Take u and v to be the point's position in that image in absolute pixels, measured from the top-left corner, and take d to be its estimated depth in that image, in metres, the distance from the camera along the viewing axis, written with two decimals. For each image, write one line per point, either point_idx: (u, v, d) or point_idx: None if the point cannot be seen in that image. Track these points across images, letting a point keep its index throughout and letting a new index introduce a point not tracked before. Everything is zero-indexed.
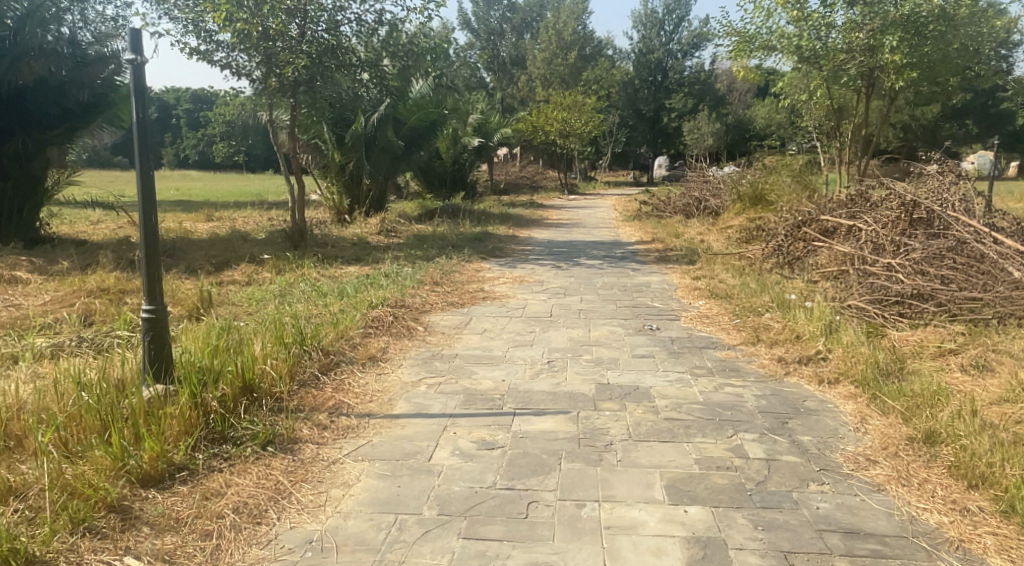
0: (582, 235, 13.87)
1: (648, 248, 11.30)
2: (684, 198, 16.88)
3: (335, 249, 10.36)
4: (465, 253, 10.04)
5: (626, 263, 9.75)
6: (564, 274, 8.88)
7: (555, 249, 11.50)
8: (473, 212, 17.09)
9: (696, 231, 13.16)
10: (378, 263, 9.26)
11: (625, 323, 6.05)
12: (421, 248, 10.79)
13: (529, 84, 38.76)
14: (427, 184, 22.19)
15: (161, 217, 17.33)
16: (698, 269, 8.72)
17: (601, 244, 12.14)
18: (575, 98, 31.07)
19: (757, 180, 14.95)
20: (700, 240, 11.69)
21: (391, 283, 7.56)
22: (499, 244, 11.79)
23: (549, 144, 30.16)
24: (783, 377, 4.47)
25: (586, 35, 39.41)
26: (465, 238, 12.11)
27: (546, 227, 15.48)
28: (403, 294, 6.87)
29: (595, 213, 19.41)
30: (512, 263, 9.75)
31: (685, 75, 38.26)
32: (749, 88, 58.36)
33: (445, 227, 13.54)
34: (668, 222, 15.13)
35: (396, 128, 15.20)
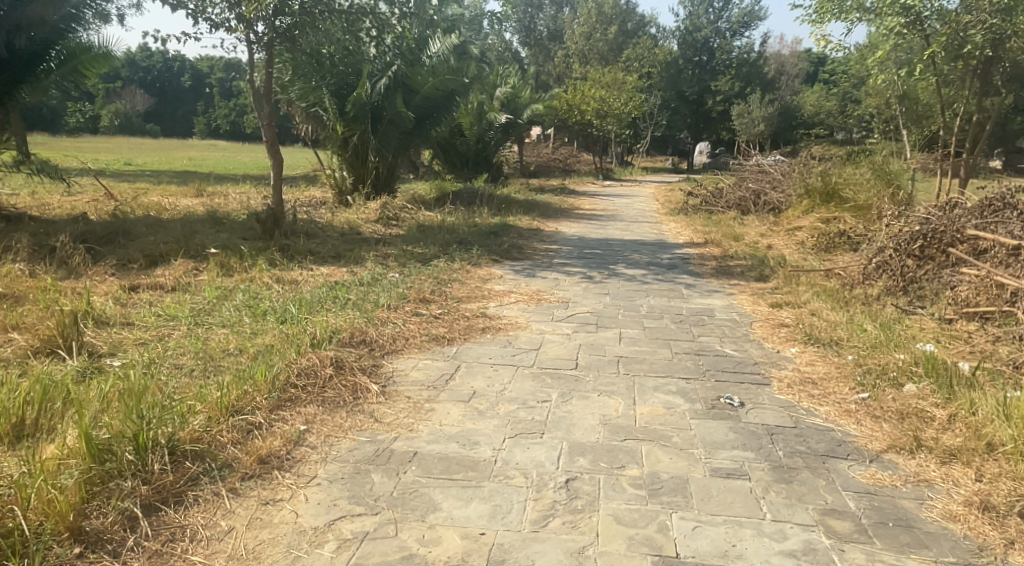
0: (619, 231, 11.78)
1: (701, 254, 9.20)
2: (738, 190, 14.62)
3: (315, 241, 8.45)
4: (473, 255, 8.04)
5: (675, 276, 7.69)
6: (596, 289, 6.85)
7: (587, 250, 9.46)
8: (495, 198, 15.02)
9: (759, 234, 10.99)
10: (360, 264, 7.32)
11: (689, 389, 3.99)
12: (421, 243, 8.84)
13: (566, 60, 36.49)
14: (448, 163, 20.21)
15: (147, 190, 15.56)
16: (775, 293, 6.61)
17: (643, 246, 10.05)
18: (614, 76, 28.86)
19: (829, 172, 12.70)
20: (765, 246, 9.57)
21: (361, 299, 5.57)
22: (519, 242, 9.77)
23: (585, 125, 27.96)
24: (1004, 557, 2.45)
25: (628, 9, 36.93)
26: (478, 232, 10.11)
27: (577, 219, 13.39)
28: (370, 320, 4.87)
29: (633, 204, 17.23)
30: (531, 269, 7.73)
31: (733, 55, 35.67)
32: (799, 72, 55.23)
33: (459, 217, 11.54)
34: (720, 219, 12.96)
35: (408, 99, 13.19)
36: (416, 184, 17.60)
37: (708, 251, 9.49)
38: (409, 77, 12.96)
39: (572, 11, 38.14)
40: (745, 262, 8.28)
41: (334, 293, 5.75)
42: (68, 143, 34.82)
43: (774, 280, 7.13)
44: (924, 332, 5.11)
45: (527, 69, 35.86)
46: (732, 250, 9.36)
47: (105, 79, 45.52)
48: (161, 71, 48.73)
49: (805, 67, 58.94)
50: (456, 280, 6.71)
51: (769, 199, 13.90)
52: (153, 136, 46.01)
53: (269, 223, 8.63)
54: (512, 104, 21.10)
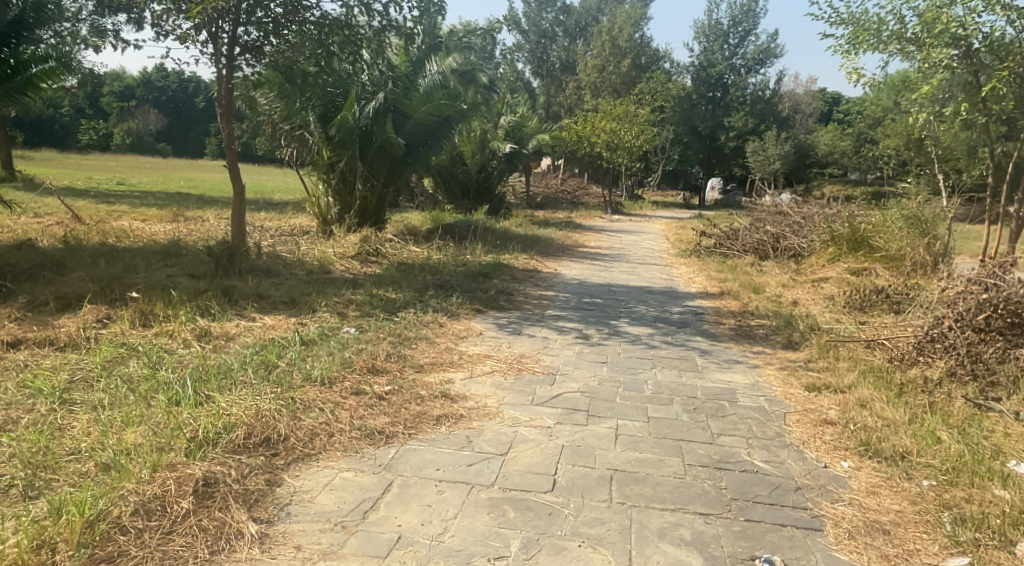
0: (624, 276, 10.63)
1: (716, 309, 8.04)
2: (755, 232, 13.49)
3: (272, 282, 7.36)
4: (452, 304, 6.93)
5: (686, 338, 6.52)
6: (593, 353, 5.67)
7: (585, 299, 8.30)
8: (493, 233, 13.93)
9: (780, 285, 9.85)
10: (314, 314, 6.20)
11: (709, 538, 2.90)
12: (395, 286, 7.73)
13: (578, 92, 35.75)
14: (449, 193, 19.08)
15: (122, 213, 14.61)
16: (811, 368, 5.44)
17: (649, 295, 8.89)
18: (626, 108, 27.89)
19: (857, 218, 11.57)
20: (789, 301, 8.40)
21: (290, 372, 4.41)
22: (510, 286, 8.63)
23: (594, 157, 26.95)
24: None
25: (643, 42, 36.13)
26: (464, 273, 8.98)
27: (579, 259, 12.25)
28: (286, 408, 3.71)
29: (641, 242, 16.08)
30: (518, 324, 6.58)
31: (748, 91, 34.66)
32: (815, 111, 54.34)
33: (447, 254, 10.44)
34: (736, 265, 11.83)
35: (400, 124, 12.16)
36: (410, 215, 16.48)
37: (723, 304, 8.32)
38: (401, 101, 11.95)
39: (585, 42, 37.43)
40: (768, 322, 7.11)
41: (262, 361, 4.60)
42: (72, 162, 34.33)
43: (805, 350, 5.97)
44: (1013, 440, 3.98)
45: (537, 99, 35.07)
46: (751, 304, 8.19)
47: (114, 98, 45.17)
48: (175, 92, 48.48)
49: (821, 106, 58.09)
50: (423, 340, 5.57)
51: (789, 244, 12.77)
52: (162, 155, 45.52)
53: (223, 258, 7.56)
54: (518, 133, 20.11)
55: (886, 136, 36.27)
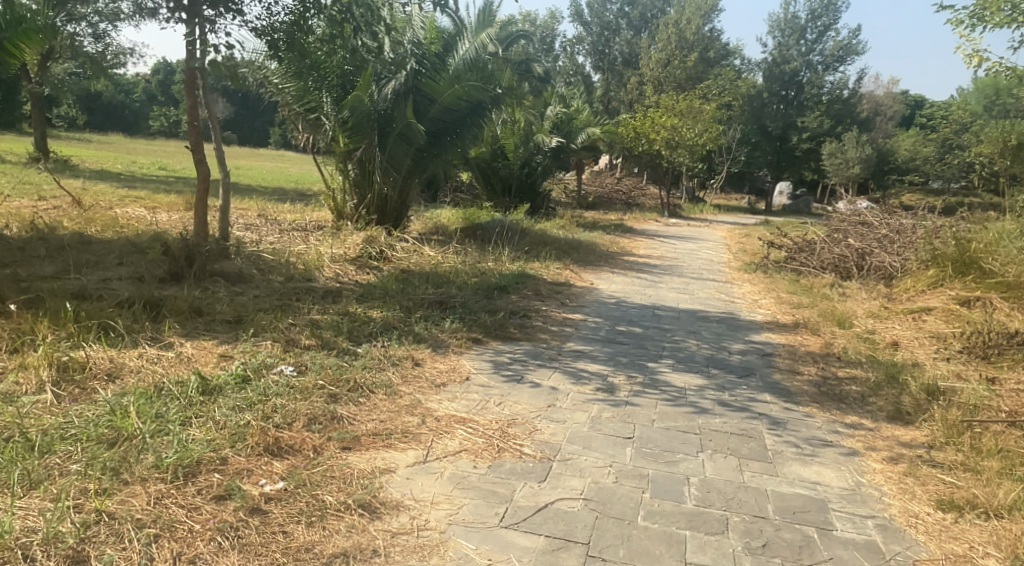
0: (674, 295, 8.97)
1: (788, 350, 6.33)
2: (836, 246, 11.66)
3: (231, 291, 5.94)
4: (445, 334, 5.43)
5: (747, 397, 4.85)
6: (617, 422, 4.02)
7: (620, 329, 6.68)
8: (530, 237, 12.40)
9: (866, 317, 8.07)
10: (253, 338, 4.72)
11: None
12: (384, 302, 6.28)
13: (640, 86, 33.90)
14: (490, 189, 17.83)
15: (133, 198, 13.54)
16: (942, 473, 3.70)
17: (702, 325, 7.21)
18: (689, 104, 25.95)
19: (963, 236, 9.96)
20: (888, 344, 6.65)
21: (130, 452, 2.92)
22: (530, 308, 7.07)
23: (653, 156, 25.12)
24: None
25: (712, 36, 33.90)
26: (476, 289, 7.45)
27: (624, 271, 10.66)
28: (48, 530, 2.46)
29: (699, 251, 14.33)
30: (525, 365, 5.03)
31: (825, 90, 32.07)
32: (893, 114, 51.10)
33: (466, 264, 8.94)
34: (812, 285, 10.20)
35: (423, 109, 10.70)
36: (443, 212, 15.18)
37: (798, 343, 6.62)
38: (426, 82, 10.47)
39: (650, 35, 35.39)
40: (863, 380, 5.39)
41: (111, 425, 3.11)
42: (127, 145, 34.12)
43: (917, 433, 4.29)
44: None
45: (596, 93, 33.23)
46: (835, 346, 6.46)
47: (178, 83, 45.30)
48: None
49: (900, 109, 54.57)
50: (380, 390, 4.02)
51: (877, 262, 10.99)
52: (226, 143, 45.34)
53: (180, 259, 6.17)
54: (567, 127, 18.47)
55: (975, 142, 33.36)
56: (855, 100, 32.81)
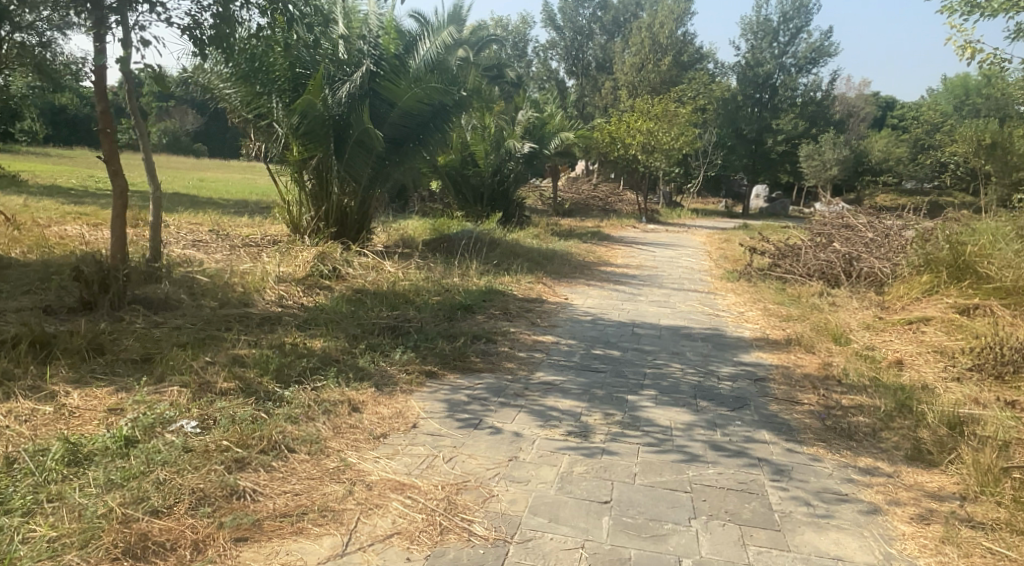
0: (655, 310, 8.32)
1: (782, 373, 5.68)
2: (821, 251, 11.10)
3: (149, 322, 5.14)
4: (394, 368, 4.71)
5: (742, 437, 4.17)
6: (592, 480, 3.34)
7: (596, 353, 5.99)
8: (501, 248, 11.72)
9: (860, 329, 7.48)
10: (156, 384, 3.93)
11: None
12: (328, 329, 5.54)
13: (615, 91, 33.43)
14: (461, 198, 17.12)
15: (76, 214, 12.64)
16: (986, 538, 3.07)
17: (686, 345, 6.54)
18: (664, 108, 25.46)
19: (957, 239, 9.44)
20: (891, 363, 6.04)
21: None
22: (496, 331, 6.37)
23: (629, 161, 24.58)
24: None
25: (685, 40, 33.49)
26: (437, 310, 6.73)
27: (601, 283, 10.02)
28: None
29: (678, 259, 13.75)
30: (486, 405, 4.33)
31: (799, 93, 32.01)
32: (865, 115, 51.25)
33: (429, 281, 8.22)
34: (800, 294, 9.62)
35: (382, 113, 9.99)
36: (410, 223, 14.45)
37: (793, 364, 5.99)
38: (385, 84, 9.76)
39: (624, 39, 34.93)
40: (873, 411, 4.74)
41: None
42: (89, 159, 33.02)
43: (944, 481, 3.64)
44: None
45: (570, 98, 32.68)
46: (834, 367, 5.84)
47: None
48: None
49: (872, 111, 54.76)
50: (301, 449, 3.28)
51: (866, 268, 10.45)
52: (194, 154, 44.26)
53: (93, 285, 5.36)
54: (540, 132, 17.80)
55: (950, 142, 33.28)
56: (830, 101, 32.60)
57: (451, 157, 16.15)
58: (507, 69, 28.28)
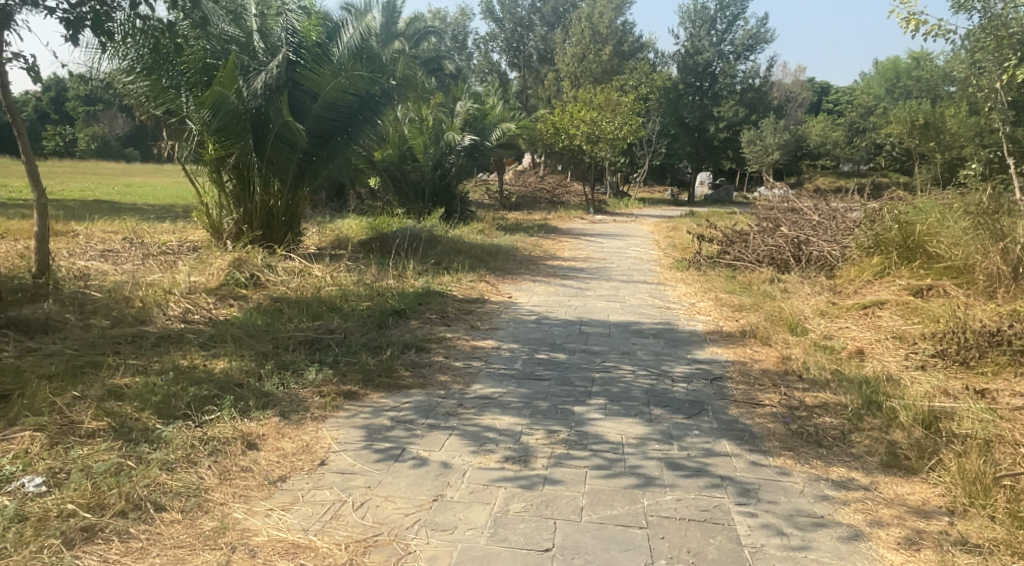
0: (603, 305, 7.85)
1: (741, 371, 5.26)
2: (770, 236, 10.82)
3: (20, 349, 4.46)
4: (307, 391, 4.12)
5: (702, 451, 3.71)
6: (530, 521, 2.84)
7: (540, 357, 5.48)
8: (441, 245, 11.15)
9: (816, 316, 7.16)
10: (6, 429, 3.28)
11: None
12: (235, 345, 4.92)
13: (557, 82, 33.02)
14: (401, 195, 16.46)
15: None
16: None
17: (638, 343, 6.08)
18: (607, 96, 25.12)
19: (906, 217, 9.23)
20: (852, 352, 5.67)
21: None
22: (431, 338, 5.80)
23: (574, 152, 24.16)
24: None
25: (625, 29, 33.21)
26: (366, 317, 6.13)
27: (547, 278, 9.55)
28: None
29: (625, 249, 13.38)
30: (411, 429, 3.77)
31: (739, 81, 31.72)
32: (803, 100, 52.06)
33: (360, 286, 7.60)
34: (750, 282, 9.29)
35: (305, 106, 9.33)
36: (346, 223, 13.75)
37: (751, 359, 5.58)
38: (306, 73, 9.09)
39: (564, 29, 34.50)
40: (841, 410, 4.34)
41: None
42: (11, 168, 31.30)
43: (927, 493, 3.24)
44: None
45: (512, 90, 32.13)
46: (794, 360, 5.46)
47: None
48: None
49: (809, 96, 55.60)
50: (172, 506, 2.77)
51: (816, 252, 10.20)
52: (128, 159, 42.44)
53: None
54: (481, 124, 17.20)
55: (886, 123, 33.78)
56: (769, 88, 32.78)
57: (388, 152, 15.47)
58: (445, 62, 27.59)
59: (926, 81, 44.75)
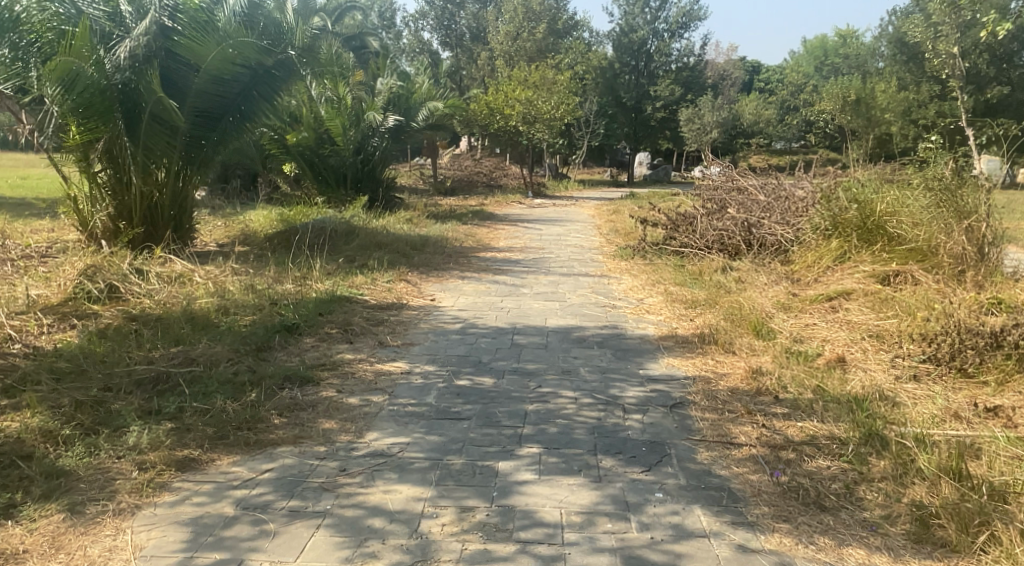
0: (540, 306, 6.82)
1: (706, 391, 4.28)
2: (718, 219, 9.96)
3: None
4: (124, 464, 3.01)
5: (670, 531, 2.71)
6: None
7: (460, 385, 4.40)
8: (359, 237, 9.93)
9: (781, 314, 6.25)
10: None
11: None
12: (49, 391, 3.78)
13: (490, 62, 31.75)
14: (320, 183, 15.12)
15: None
16: None
17: (580, 357, 5.06)
18: (541, 75, 24.02)
19: (864, 195, 8.43)
20: (830, 361, 4.75)
21: None
22: (324, 362, 4.66)
23: (509, 134, 23.05)
24: None
25: (559, 6, 32.10)
26: (242, 336, 5.00)
27: (476, 274, 8.48)
28: None
29: (563, 236, 12.40)
30: (267, 522, 2.67)
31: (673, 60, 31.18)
32: (736, 80, 51.98)
33: (249, 295, 6.40)
34: (698, 271, 8.44)
35: (186, 80, 8.17)
36: (254, 215, 12.38)
37: (718, 374, 4.61)
38: (184, 41, 7.93)
39: (496, 6, 33.15)
40: (837, 449, 3.39)
41: None
42: None
43: None
44: None
45: (444, 69, 30.74)
46: (767, 373, 4.51)
47: None
48: None
49: (741, 75, 55.70)
50: None
51: (769, 235, 9.38)
52: None
53: None
54: (405, 104, 15.97)
55: (819, 100, 33.70)
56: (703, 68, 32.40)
57: (302, 135, 14.12)
58: (371, 40, 26.03)
59: (856, 56, 45.01)
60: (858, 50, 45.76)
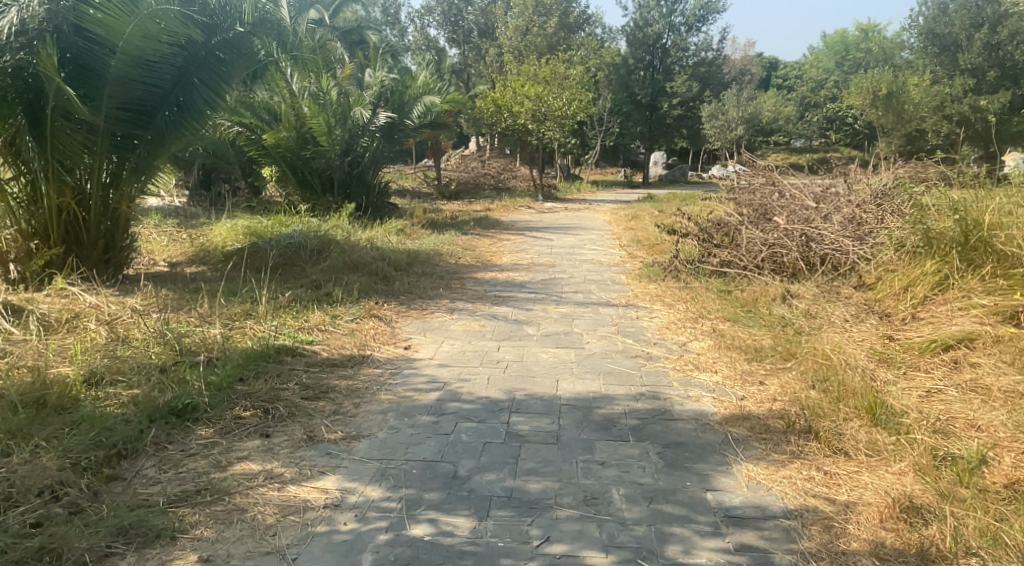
0: (549, 359, 5.05)
1: (833, 556, 2.59)
2: (766, 231, 8.11)
3: None
4: None
5: None
6: None
7: (415, 537, 2.68)
8: (332, 255, 8.16)
9: (895, 382, 4.36)
10: None
11: None
12: None
13: (498, 59, 29.98)
14: (304, 188, 13.44)
15: None
16: None
17: (609, 461, 3.30)
18: (553, 69, 22.17)
19: (964, 202, 6.54)
20: (1018, 490, 2.97)
21: None
22: (205, 485, 2.96)
23: (518, 133, 21.29)
24: None
25: None
26: (94, 431, 3.33)
27: (468, 307, 6.68)
28: None
29: (577, 249, 10.60)
30: None
31: (687, 59, 28.84)
32: (754, 77, 49.91)
33: (148, 347, 4.72)
34: (749, 302, 6.61)
35: (101, 63, 6.59)
36: (218, 228, 10.72)
37: (845, 511, 2.87)
38: (92, 14, 6.40)
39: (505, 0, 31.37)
40: None
41: None
42: None
43: None
44: None
45: (449, 67, 29.01)
46: (933, 511, 2.79)
47: None
48: None
49: (757, 72, 53.51)
50: None
51: (835, 252, 7.50)
52: None
53: None
54: (398, 99, 13.96)
55: (845, 94, 31.54)
56: (720, 63, 30.35)
57: (281, 135, 12.48)
58: (370, 34, 24.32)
59: (882, 49, 42.54)
60: (883, 43, 43.47)
